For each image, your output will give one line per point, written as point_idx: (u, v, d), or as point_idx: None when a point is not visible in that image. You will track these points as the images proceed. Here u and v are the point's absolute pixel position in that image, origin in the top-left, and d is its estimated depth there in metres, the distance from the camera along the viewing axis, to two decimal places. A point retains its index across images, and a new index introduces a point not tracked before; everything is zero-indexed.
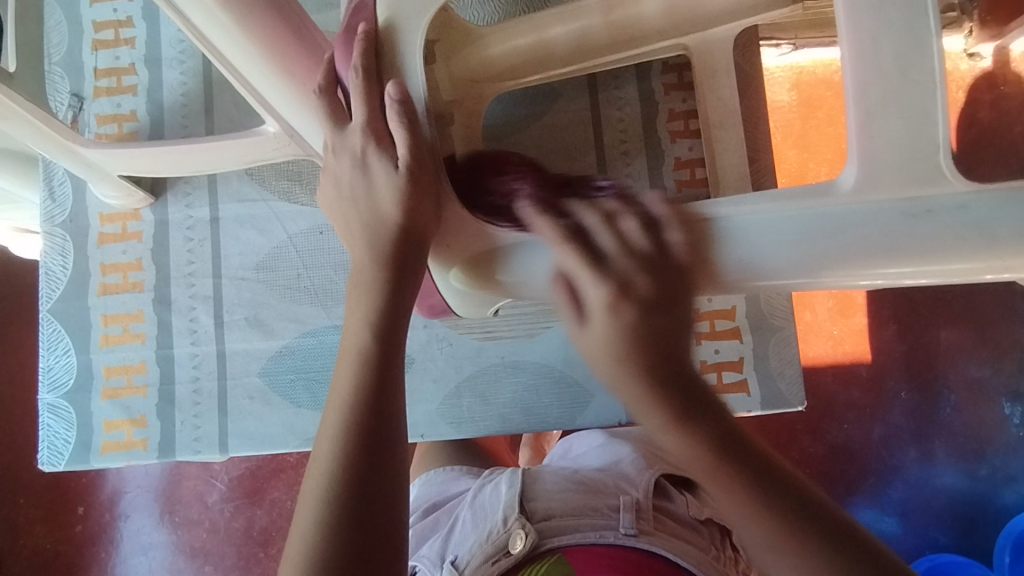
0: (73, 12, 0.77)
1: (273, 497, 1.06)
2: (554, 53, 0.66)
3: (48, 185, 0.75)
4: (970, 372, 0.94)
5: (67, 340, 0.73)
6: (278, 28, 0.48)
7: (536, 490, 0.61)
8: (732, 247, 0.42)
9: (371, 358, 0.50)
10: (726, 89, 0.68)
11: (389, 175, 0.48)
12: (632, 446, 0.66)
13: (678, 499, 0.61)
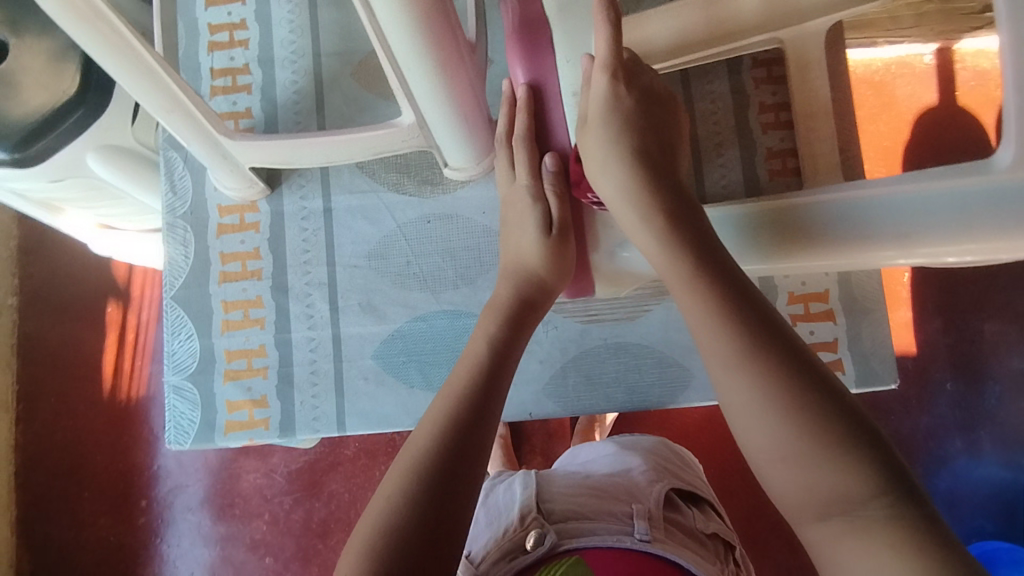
0: (189, 16, 0.81)
1: (331, 489, 1.08)
2: (652, 52, 0.70)
3: (169, 180, 0.79)
4: (1014, 364, 0.97)
5: (190, 326, 0.77)
6: (441, 27, 0.52)
7: (552, 492, 0.66)
8: (808, 216, 0.55)
9: (486, 366, 0.57)
10: (818, 81, 0.72)
11: (539, 235, 0.65)
12: (643, 457, 0.72)
13: (686, 511, 0.67)
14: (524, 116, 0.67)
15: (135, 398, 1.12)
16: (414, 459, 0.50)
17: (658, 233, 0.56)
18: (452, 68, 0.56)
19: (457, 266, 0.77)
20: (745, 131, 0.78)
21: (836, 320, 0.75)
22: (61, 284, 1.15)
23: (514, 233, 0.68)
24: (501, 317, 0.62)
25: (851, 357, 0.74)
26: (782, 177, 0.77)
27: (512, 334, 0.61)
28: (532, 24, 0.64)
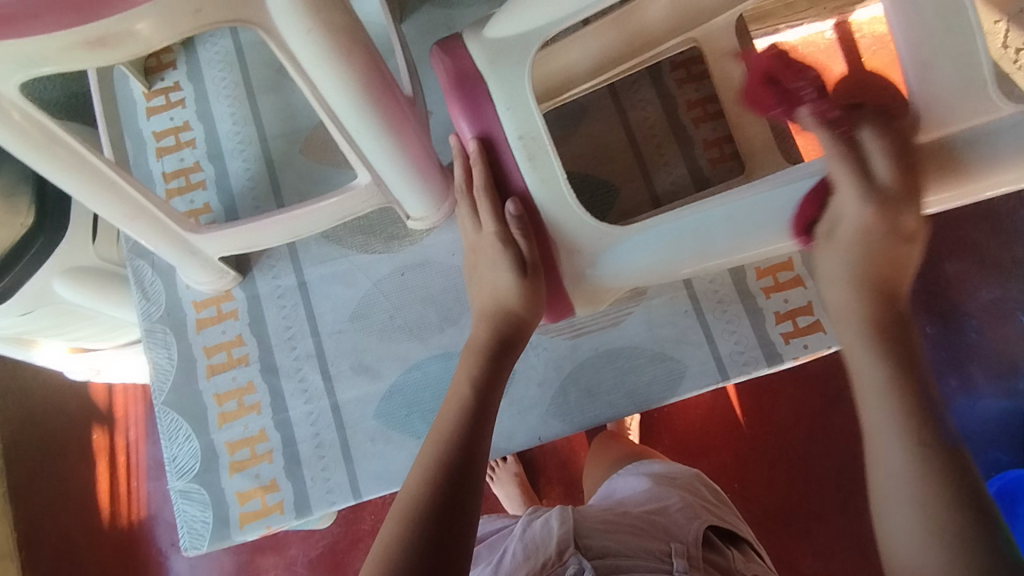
0: (133, 128, 0.84)
1: (357, 568, 1.05)
2: (578, 75, 0.75)
3: (139, 287, 0.80)
4: (983, 295, 0.97)
5: (186, 427, 0.76)
6: (381, 87, 0.54)
7: (588, 526, 0.64)
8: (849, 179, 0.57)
9: (471, 406, 0.60)
10: (735, 69, 0.77)
11: (513, 276, 0.64)
12: (679, 495, 0.71)
13: (725, 552, 0.66)
14: (479, 170, 0.63)
15: (137, 519, 1.08)
16: (407, 506, 0.52)
17: (867, 269, 0.58)
18: (397, 123, 0.59)
19: (439, 310, 0.78)
20: (680, 128, 0.83)
21: (806, 284, 0.78)
22: (42, 420, 1.12)
23: (489, 276, 0.66)
24: (479, 358, 0.64)
25: (828, 316, 0.77)
26: (723, 163, 0.81)
27: (493, 370, 0.63)
28: (463, 75, 0.59)
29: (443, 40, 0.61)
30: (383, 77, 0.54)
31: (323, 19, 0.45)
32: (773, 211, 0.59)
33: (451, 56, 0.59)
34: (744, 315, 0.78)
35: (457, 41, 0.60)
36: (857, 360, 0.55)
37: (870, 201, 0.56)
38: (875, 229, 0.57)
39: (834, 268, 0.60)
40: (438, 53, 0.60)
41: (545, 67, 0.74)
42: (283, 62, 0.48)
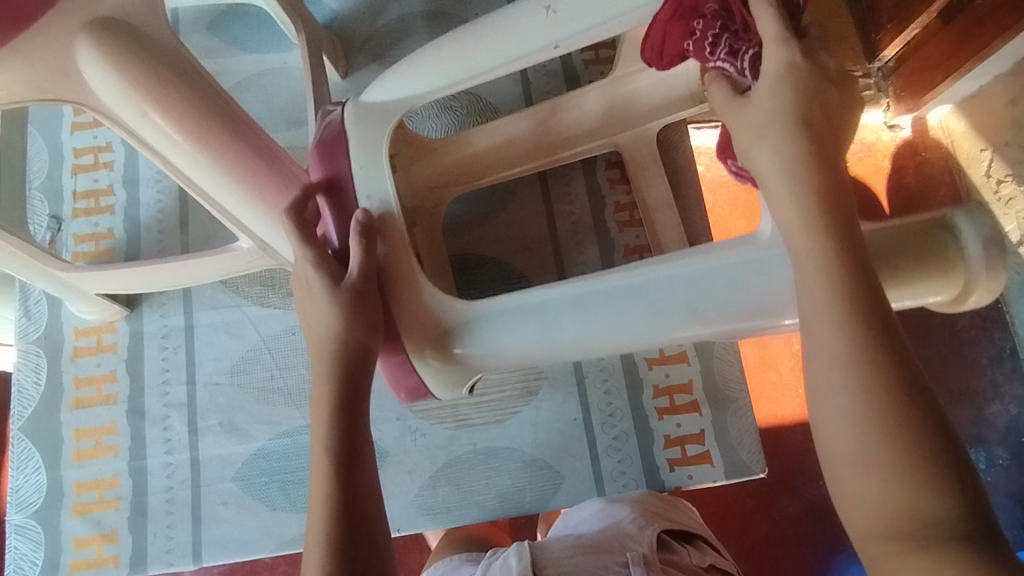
0: (55, 141, 0.82)
1: None
2: (495, 160, 0.73)
3: (24, 304, 0.78)
4: None
5: (37, 458, 0.73)
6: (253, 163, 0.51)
7: (549, 556, 0.57)
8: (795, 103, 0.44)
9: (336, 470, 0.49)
10: (654, 176, 0.75)
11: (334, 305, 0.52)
12: (630, 507, 0.64)
13: (681, 549, 0.60)
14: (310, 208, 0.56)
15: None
16: None
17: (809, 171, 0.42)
18: None
19: None
20: (603, 229, 0.81)
21: (701, 411, 0.75)
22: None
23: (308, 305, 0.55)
24: (327, 411, 0.51)
25: (717, 447, 0.75)
26: None
27: (351, 418, 0.52)
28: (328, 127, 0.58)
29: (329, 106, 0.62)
30: (262, 153, 0.51)
31: (159, 107, 0.45)
32: (618, 305, 0.52)
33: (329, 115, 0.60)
34: (633, 433, 0.75)
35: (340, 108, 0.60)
36: (812, 324, 0.40)
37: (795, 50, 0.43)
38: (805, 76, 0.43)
39: (786, 161, 0.43)
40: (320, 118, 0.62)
41: (460, 151, 0.73)
42: (130, 141, 0.48)
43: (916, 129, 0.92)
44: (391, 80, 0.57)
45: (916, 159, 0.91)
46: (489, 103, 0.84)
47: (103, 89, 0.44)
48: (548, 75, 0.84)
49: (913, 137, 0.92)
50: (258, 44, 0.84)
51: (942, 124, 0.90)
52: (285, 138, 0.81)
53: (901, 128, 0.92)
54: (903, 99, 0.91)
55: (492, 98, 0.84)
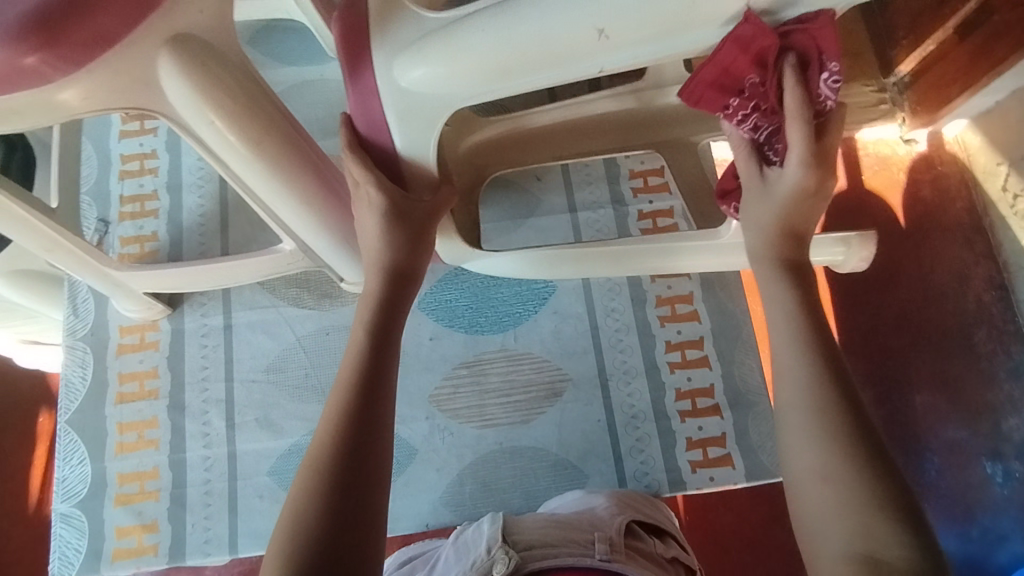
0: (103, 148, 0.86)
1: None
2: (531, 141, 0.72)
3: (72, 303, 0.82)
4: (947, 433, 0.87)
5: (83, 450, 0.77)
6: (303, 168, 0.55)
7: (518, 523, 0.60)
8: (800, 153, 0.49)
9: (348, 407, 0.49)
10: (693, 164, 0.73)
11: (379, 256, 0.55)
12: (607, 496, 0.67)
13: (647, 537, 0.62)
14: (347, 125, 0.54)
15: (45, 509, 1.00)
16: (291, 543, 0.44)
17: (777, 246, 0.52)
18: (320, 204, 0.58)
19: None
20: (627, 236, 0.83)
21: (722, 415, 0.77)
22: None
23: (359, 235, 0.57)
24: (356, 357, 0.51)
25: (738, 450, 0.76)
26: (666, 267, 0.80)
27: (377, 360, 0.51)
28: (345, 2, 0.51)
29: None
30: (307, 160, 0.55)
31: (227, 116, 0.48)
32: (605, 268, 0.73)
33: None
34: (656, 436, 0.77)
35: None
36: (784, 368, 0.48)
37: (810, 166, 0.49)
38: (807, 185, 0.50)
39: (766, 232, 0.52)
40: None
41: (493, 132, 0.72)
42: (194, 146, 0.52)
43: (930, 143, 0.94)
44: (432, 59, 0.46)
45: (932, 172, 0.94)
46: None
47: (176, 96, 0.47)
48: None
49: (928, 152, 0.94)
50: (296, 57, 0.88)
51: (958, 138, 0.93)
52: (322, 147, 0.84)
53: (916, 142, 0.95)
54: (920, 113, 0.93)
55: None
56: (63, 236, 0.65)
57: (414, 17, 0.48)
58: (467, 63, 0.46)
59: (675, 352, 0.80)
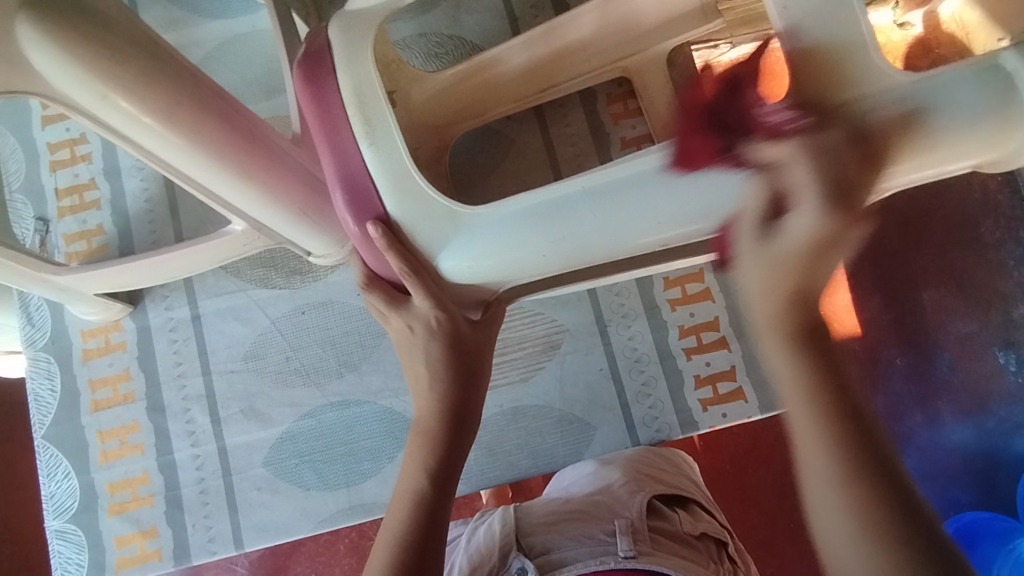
0: (28, 138, 0.78)
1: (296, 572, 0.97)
2: (510, 82, 0.71)
3: (25, 312, 0.76)
4: (959, 328, 0.89)
5: (66, 463, 0.73)
6: (227, 136, 0.48)
7: (532, 524, 0.62)
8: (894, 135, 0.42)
9: (425, 501, 0.54)
10: (660, 89, 0.73)
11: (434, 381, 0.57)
12: (621, 471, 0.65)
13: (670, 516, 0.61)
14: (390, 255, 0.51)
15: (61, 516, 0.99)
16: None
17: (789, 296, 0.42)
18: (261, 173, 0.52)
19: (338, 354, 0.74)
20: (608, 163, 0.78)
21: (730, 347, 0.73)
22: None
23: (404, 349, 0.58)
24: (425, 444, 0.56)
25: (750, 383, 0.72)
26: None
27: (454, 443, 0.57)
28: (325, 111, 0.50)
29: (310, 47, 0.51)
30: (233, 127, 0.48)
31: (123, 87, 0.41)
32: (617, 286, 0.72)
33: (320, 106, 0.50)
34: (662, 377, 0.73)
35: (319, 48, 0.50)
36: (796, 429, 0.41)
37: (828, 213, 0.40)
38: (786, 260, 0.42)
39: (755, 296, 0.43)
40: (301, 61, 0.51)
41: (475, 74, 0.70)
42: (96, 130, 0.44)
43: None
44: (476, 258, 0.50)
45: None
46: (475, 46, 0.80)
47: (56, 74, 0.40)
48: (536, 8, 0.79)
49: None
50: (220, 7, 0.78)
51: None
52: (267, 108, 0.76)
53: None
54: None
55: (479, 41, 0.80)
56: None
57: (447, 210, 0.50)
58: (503, 261, 0.50)
59: (674, 288, 0.74)
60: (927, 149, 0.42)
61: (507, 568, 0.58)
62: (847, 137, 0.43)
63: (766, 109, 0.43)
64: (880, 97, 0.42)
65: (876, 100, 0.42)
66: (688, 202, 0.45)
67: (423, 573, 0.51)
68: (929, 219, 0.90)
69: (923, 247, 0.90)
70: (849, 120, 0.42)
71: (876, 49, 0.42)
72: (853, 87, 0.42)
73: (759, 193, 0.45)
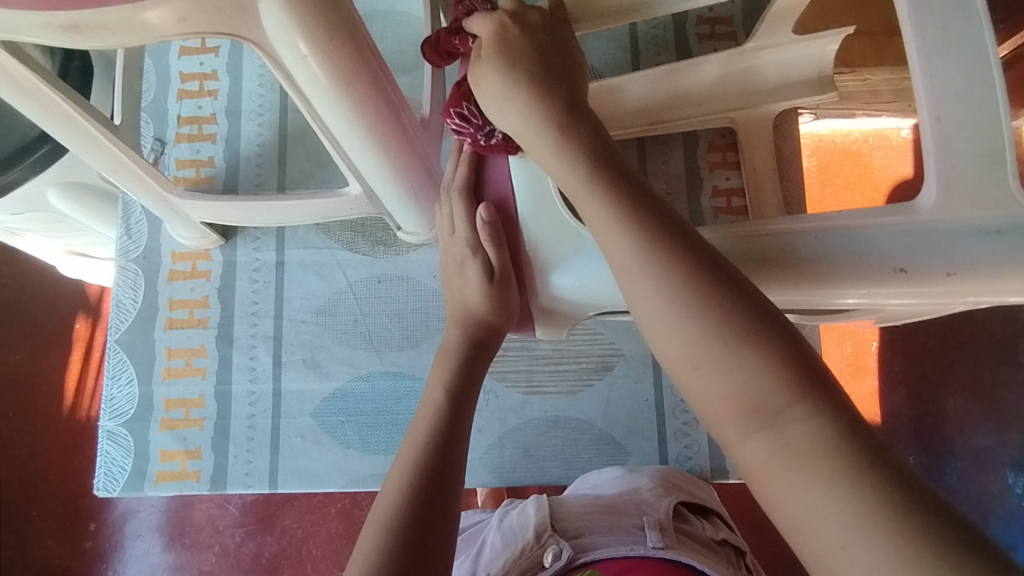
0: (163, 64, 0.83)
1: (285, 523, 1.01)
2: (626, 110, 0.74)
3: (125, 222, 0.80)
4: (976, 440, 0.91)
5: (131, 371, 0.77)
6: (383, 109, 0.51)
7: (565, 511, 0.62)
8: (931, 256, 0.42)
9: (444, 412, 0.53)
10: (763, 147, 0.75)
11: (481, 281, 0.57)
12: (649, 477, 0.67)
13: (694, 521, 0.63)
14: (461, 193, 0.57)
15: (95, 418, 1.07)
16: (388, 507, 0.47)
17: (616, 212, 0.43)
18: (397, 147, 0.56)
19: (404, 327, 0.77)
20: (695, 205, 0.80)
21: None
22: (29, 299, 1.10)
23: (456, 281, 0.60)
24: (454, 362, 0.57)
25: None
26: (728, 215, 0.79)
27: (469, 375, 0.57)
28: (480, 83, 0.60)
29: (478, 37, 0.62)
30: (389, 102, 0.51)
31: (321, 46, 0.44)
32: None
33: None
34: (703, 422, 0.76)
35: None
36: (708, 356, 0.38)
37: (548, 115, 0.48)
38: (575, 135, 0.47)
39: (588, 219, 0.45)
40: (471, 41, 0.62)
41: (604, 94, 0.73)
42: (275, 75, 0.48)
43: None
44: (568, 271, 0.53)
45: None
46: (594, 69, 0.83)
47: (269, 22, 0.43)
48: (660, 48, 0.83)
49: None
50: None
51: None
52: None
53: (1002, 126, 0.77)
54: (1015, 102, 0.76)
55: (600, 66, 0.83)
56: (129, 157, 0.63)
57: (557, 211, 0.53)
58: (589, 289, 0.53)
59: None
60: (993, 278, 0.42)
61: (542, 547, 0.57)
62: (961, 250, 0.42)
63: (896, 211, 0.44)
64: (1007, 222, 0.42)
65: (999, 221, 0.42)
66: (803, 258, 0.45)
67: (438, 491, 0.49)
68: (966, 327, 0.93)
69: (959, 355, 0.93)
70: (972, 237, 0.42)
71: (1014, 179, 0.42)
72: (982, 206, 0.42)
73: (868, 277, 0.43)
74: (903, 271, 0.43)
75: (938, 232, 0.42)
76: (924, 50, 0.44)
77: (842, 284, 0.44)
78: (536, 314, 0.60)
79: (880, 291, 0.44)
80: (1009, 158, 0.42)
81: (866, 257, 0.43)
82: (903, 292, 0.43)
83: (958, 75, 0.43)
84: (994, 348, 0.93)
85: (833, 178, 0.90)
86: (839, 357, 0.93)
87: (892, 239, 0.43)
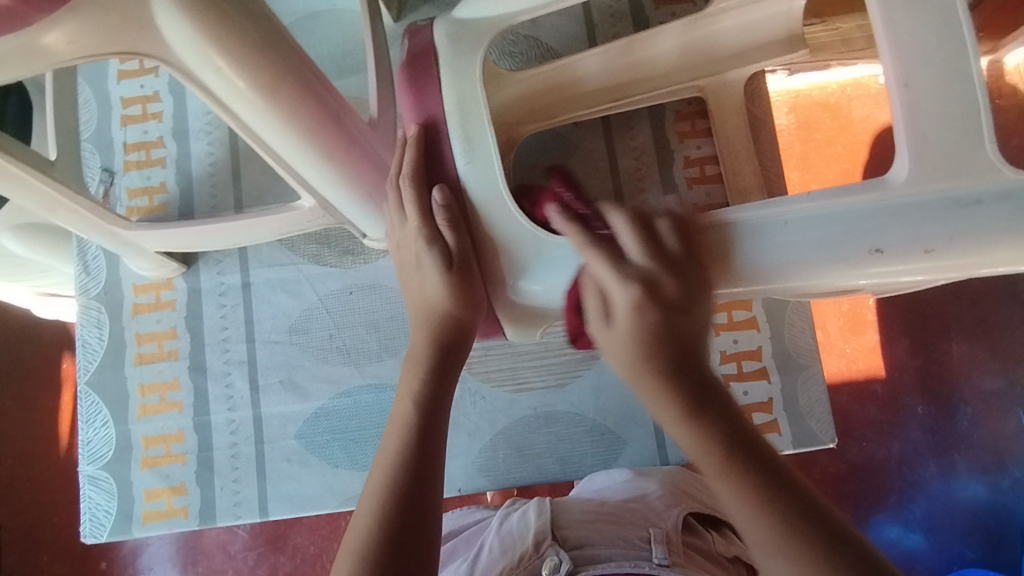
0: (102, 89, 0.80)
1: (295, 542, 0.99)
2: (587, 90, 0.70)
3: (81, 260, 0.77)
4: (984, 384, 0.89)
5: (105, 412, 0.74)
6: (318, 115, 0.48)
7: (568, 518, 0.60)
8: (916, 229, 0.44)
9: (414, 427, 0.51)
10: (734, 113, 0.72)
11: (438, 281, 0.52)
12: (659, 483, 0.65)
13: (704, 534, 0.60)
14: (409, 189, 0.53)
15: None
16: (360, 537, 0.46)
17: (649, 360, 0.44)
18: (341, 154, 0.52)
19: (381, 338, 0.75)
20: (668, 176, 0.77)
21: (770, 379, 0.73)
22: (7, 344, 1.07)
23: (415, 282, 0.55)
24: (422, 372, 0.54)
25: (786, 417, 0.72)
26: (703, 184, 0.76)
27: (440, 386, 0.54)
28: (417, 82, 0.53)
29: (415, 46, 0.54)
30: (325, 107, 0.48)
31: (233, 55, 0.41)
32: None
33: (416, 98, 0.53)
34: None
35: (427, 25, 0.56)
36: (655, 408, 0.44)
37: (632, 283, 0.45)
38: (646, 317, 0.45)
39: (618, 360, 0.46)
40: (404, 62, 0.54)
41: (561, 74, 0.70)
42: (193, 92, 0.45)
43: None
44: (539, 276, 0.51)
45: None
46: (550, 49, 0.80)
47: (174, 35, 0.40)
48: (615, 18, 0.80)
49: None
50: None
51: None
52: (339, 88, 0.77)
53: None
54: None
55: (555, 45, 0.80)
56: (65, 194, 0.60)
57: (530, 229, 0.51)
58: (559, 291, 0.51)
59: (721, 312, 0.74)
60: (989, 242, 0.43)
61: (541, 558, 0.55)
62: (938, 227, 0.43)
63: (873, 184, 0.45)
64: (985, 191, 0.43)
65: (977, 189, 0.43)
66: (806, 242, 0.45)
67: (412, 512, 0.47)
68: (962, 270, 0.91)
69: (958, 299, 0.91)
70: (951, 206, 0.43)
71: (988, 141, 0.43)
72: (959, 174, 0.43)
73: (853, 258, 0.45)
74: (881, 252, 0.44)
75: (912, 204, 0.44)
76: (888, 14, 0.45)
77: (834, 263, 0.45)
78: (502, 313, 0.55)
79: (864, 274, 0.45)
80: (980, 119, 0.44)
81: (848, 243, 0.45)
82: (883, 271, 0.45)
83: (924, 41, 0.44)
84: (993, 288, 0.90)
85: (814, 133, 0.87)
86: (836, 316, 0.91)
87: (871, 219, 0.44)
